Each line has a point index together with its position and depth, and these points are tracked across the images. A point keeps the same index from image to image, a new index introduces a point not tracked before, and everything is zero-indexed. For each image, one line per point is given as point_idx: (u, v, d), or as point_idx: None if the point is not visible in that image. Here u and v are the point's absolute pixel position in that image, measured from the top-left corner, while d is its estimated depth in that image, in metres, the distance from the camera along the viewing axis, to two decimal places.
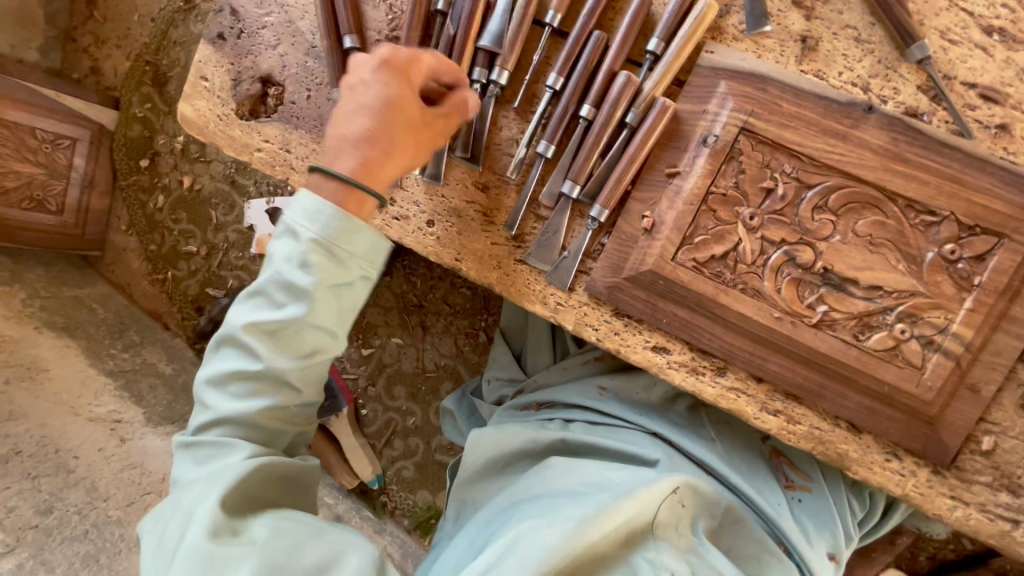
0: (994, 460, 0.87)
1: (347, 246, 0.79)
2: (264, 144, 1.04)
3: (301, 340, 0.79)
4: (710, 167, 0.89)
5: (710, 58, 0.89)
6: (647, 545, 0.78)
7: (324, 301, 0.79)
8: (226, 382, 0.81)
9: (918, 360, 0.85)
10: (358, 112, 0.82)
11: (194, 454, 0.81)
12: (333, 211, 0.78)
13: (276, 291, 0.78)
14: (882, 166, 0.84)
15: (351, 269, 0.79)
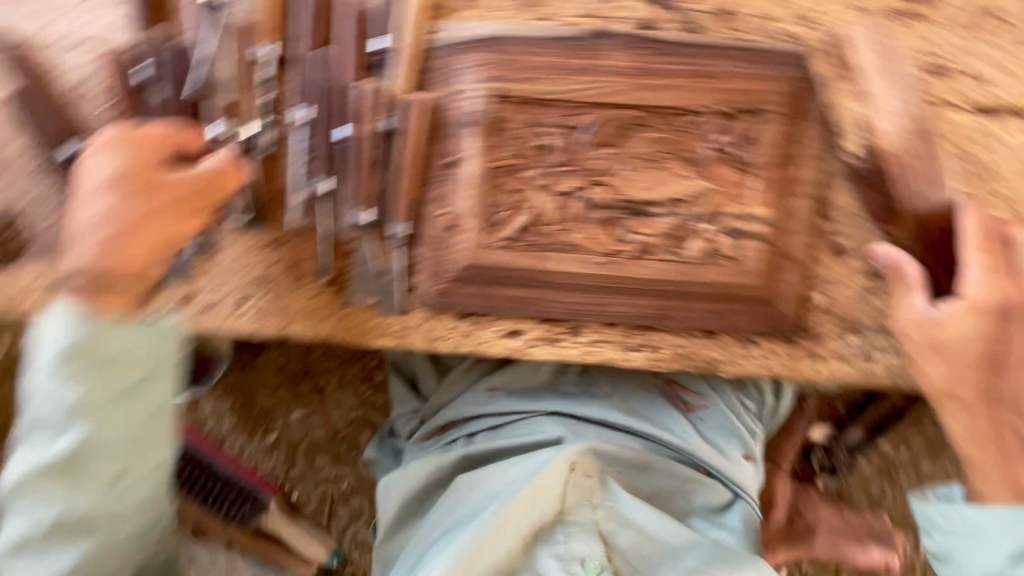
0: (834, 311, 0.92)
1: (108, 354, 0.70)
2: (29, 289, 0.91)
3: (96, 469, 0.71)
4: (483, 144, 0.85)
5: (440, 37, 0.83)
6: (553, 539, 0.90)
7: (109, 416, 0.71)
8: (24, 545, 0.71)
9: (734, 252, 0.87)
10: (97, 208, 0.75)
11: None
12: (72, 330, 0.69)
13: (49, 421, 0.70)
14: (633, 86, 0.82)
15: (125, 375, 0.71)
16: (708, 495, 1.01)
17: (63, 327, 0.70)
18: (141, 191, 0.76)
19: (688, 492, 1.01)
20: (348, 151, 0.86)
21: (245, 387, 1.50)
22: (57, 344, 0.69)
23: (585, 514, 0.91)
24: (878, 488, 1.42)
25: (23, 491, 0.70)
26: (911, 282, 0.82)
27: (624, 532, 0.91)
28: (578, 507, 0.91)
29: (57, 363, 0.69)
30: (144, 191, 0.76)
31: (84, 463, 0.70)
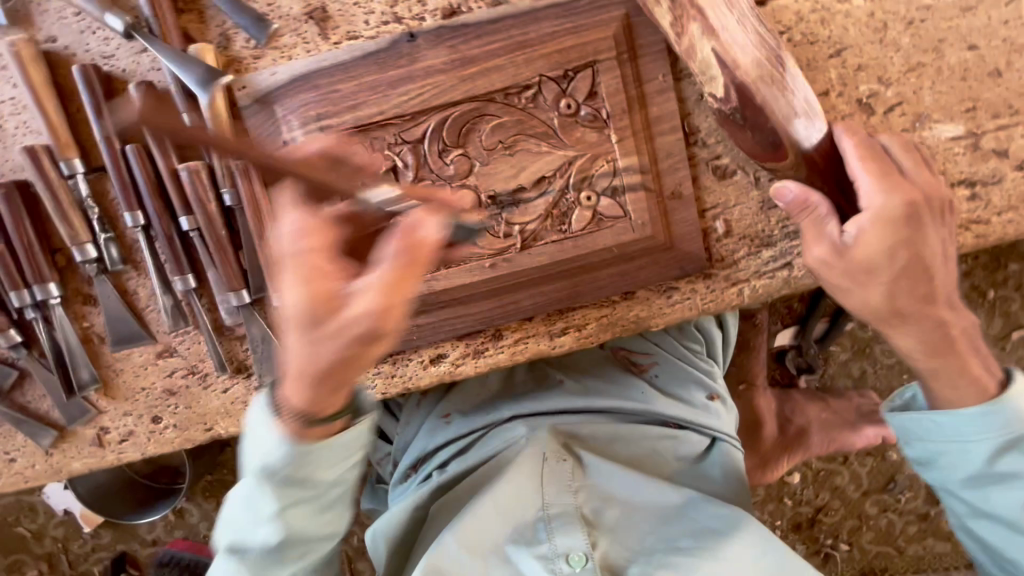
0: (737, 233, 0.90)
1: (311, 468, 0.65)
2: None
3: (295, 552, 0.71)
4: (328, 188, 0.80)
5: (247, 95, 0.80)
6: (535, 539, 0.85)
7: (301, 521, 0.68)
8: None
9: (618, 211, 0.84)
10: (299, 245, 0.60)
11: None
12: (281, 444, 0.63)
13: (250, 524, 0.68)
14: (460, 79, 0.78)
15: (322, 481, 0.66)
16: (684, 447, 0.99)
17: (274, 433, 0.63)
18: (315, 305, 0.56)
19: (664, 449, 0.98)
20: (198, 238, 0.82)
21: (225, 483, 1.41)
22: (274, 454, 0.63)
23: (563, 502, 0.87)
24: (858, 368, 1.42)
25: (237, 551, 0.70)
26: (822, 214, 0.78)
27: (609, 511, 0.88)
28: (555, 498, 0.88)
29: (280, 468, 0.64)
30: (326, 339, 0.56)
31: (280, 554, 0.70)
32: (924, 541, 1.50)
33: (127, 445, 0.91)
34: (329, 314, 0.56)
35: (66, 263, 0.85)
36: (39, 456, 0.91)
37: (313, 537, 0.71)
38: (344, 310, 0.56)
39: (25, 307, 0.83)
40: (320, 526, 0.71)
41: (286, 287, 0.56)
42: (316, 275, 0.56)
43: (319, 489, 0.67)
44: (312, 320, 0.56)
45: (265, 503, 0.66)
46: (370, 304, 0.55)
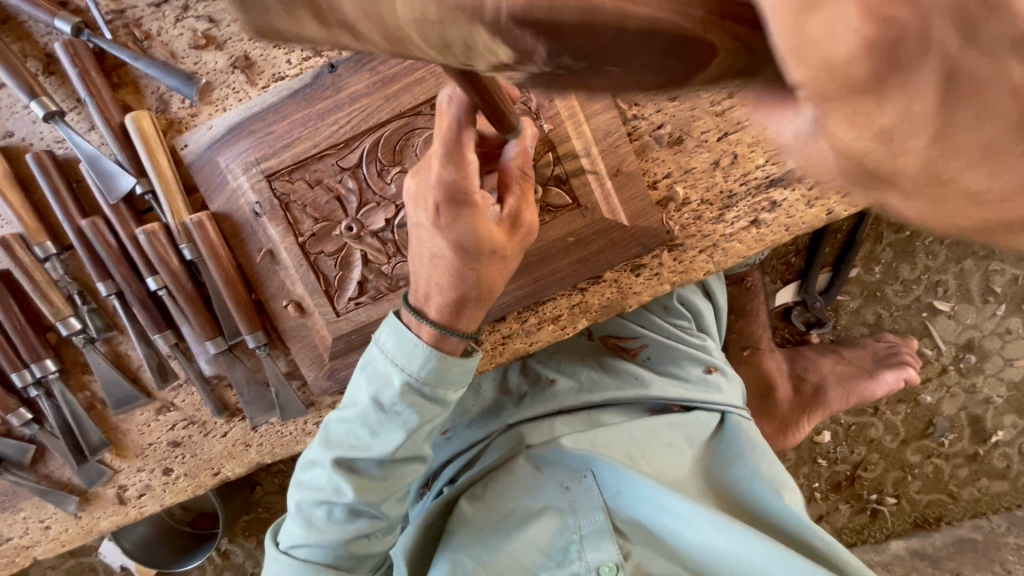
0: (696, 198, 0.86)
1: (441, 385, 0.73)
2: (6, 541, 0.98)
3: (392, 477, 0.78)
4: (281, 226, 0.83)
5: (189, 151, 0.84)
6: (567, 560, 0.87)
7: (418, 442, 0.77)
8: (309, 516, 0.78)
9: (564, 199, 0.83)
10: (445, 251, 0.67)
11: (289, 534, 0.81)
12: (426, 354, 0.71)
13: (365, 441, 0.76)
14: (383, 99, 0.80)
15: (444, 403, 0.75)
16: (694, 431, 0.98)
17: (419, 343, 0.71)
18: (482, 251, 0.68)
19: (674, 437, 0.96)
20: (169, 295, 0.86)
21: (261, 521, 1.46)
22: (419, 364, 0.72)
23: (595, 519, 0.89)
24: (872, 314, 1.36)
25: (333, 473, 0.76)
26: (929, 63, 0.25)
27: (632, 529, 0.89)
28: (586, 517, 0.89)
29: (425, 377, 0.72)
30: (499, 258, 0.70)
31: (386, 471, 0.78)
32: (978, 483, 1.41)
33: (145, 499, 0.96)
34: (479, 270, 0.69)
35: (60, 340, 0.92)
36: (70, 520, 0.97)
37: (411, 461, 0.79)
38: (506, 232, 0.69)
39: (28, 386, 0.89)
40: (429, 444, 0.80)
41: (464, 224, 0.65)
42: (479, 213, 0.66)
43: (435, 413, 0.75)
44: (489, 252, 0.68)
45: (401, 416, 0.73)
46: (530, 218, 0.71)
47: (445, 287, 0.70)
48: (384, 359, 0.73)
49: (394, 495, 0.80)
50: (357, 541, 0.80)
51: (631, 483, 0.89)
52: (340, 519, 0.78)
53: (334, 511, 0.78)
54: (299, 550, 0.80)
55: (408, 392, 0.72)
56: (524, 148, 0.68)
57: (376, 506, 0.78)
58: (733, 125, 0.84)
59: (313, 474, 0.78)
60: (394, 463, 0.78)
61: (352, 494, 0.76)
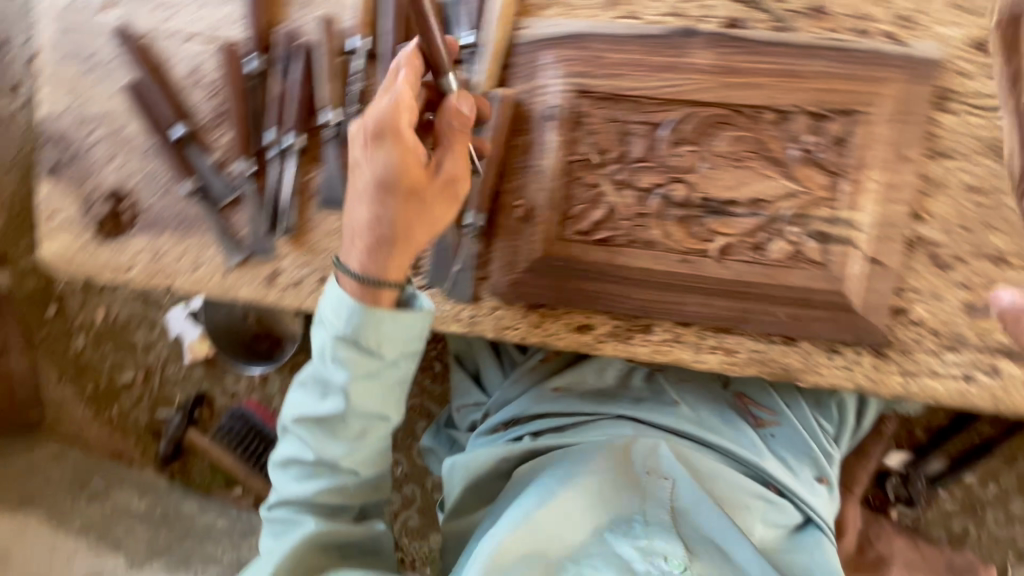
0: (928, 326, 0.86)
1: (377, 337, 0.78)
2: (139, 259, 1.04)
3: (349, 427, 0.83)
4: (562, 139, 0.87)
5: (526, 34, 0.88)
6: (632, 533, 0.87)
7: (366, 393, 0.81)
8: (291, 464, 0.88)
9: (819, 256, 0.84)
10: (359, 200, 0.78)
11: (286, 472, 0.89)
12: (354, 307, 0.78)
13: (319, 399, 0.84)
14: (721, 83, 0.83)
15: (385, 357, 0.80)
16: (776, 513, 0.96)
17: (348, 299, 0.79)
18: (403, 175, 0.75)
19: (756, 512, 0.95)
20: (430, 140, 0.91)
21: None
22: (346, 320, 0.78)
23: (661, 515, 0.90)
24: (960, 524, 1.31)
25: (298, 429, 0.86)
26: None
27: (697, 541, 0.89)
28: (654, 509, 0.90)
29: (349, 334, 0.79)
30: (420, 201, 0.77)
31: (350, 418, 0.82)
32: None
33: (289, 292, 1.01)
34: (399, 207, 0.77)
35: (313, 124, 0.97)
36: (219, 272, 1.02)
37: (369, 418, 0.83)
38: (428, 168, 0.78)
39: (275, 146, 0.97)
40: (376, 403, 0.82)
41: (387, 153, 0.75)
42: (400, 138, 0.75)
43: (382, 363, 0.80)
44: (409, 190, 0.76)
45: (337, 369, 0.80)
46: (453, 172, 0.79)
47: (376, 220, 0.77)
48: (320, 324, 0.82)
49: (349, 449, 0.84)
50: (326, 493, 0.86)
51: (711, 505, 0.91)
52: (310, 475, 0.87)
53: (305, 466, 0.87)
54: (281, 507, 0.89)
55: (335, 349, 0.79)
56: (458, 104, 0.80)
57: (332, 460, 0.85)
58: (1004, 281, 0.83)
59: (285, 439, 0.89)
60: (343, 420, 0.83)
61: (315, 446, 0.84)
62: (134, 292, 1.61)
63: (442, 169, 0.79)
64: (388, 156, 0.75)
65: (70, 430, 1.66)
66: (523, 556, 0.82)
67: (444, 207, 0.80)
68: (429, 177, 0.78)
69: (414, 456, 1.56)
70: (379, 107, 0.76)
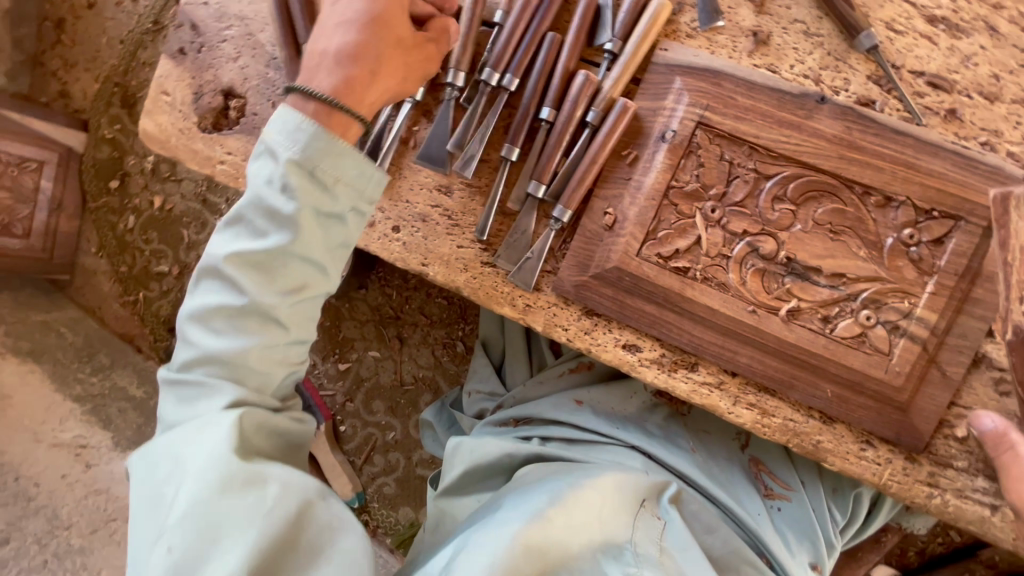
0: (970, 446, 0.86)
1: (332, 171, 0.74)
2: (227, 157, 1.06)
3: (287, 270, 0.74)
4: (669, 161, 0.89)
5: (665, 56, 0.90)
6: (622, 558, 0.81)
7: (312, 231, 0.74)
8: (208, 318, 0.74)
9: (885, 346, 0.85)
10: (343, 29, 0.81)
11: (202, 331, 0.75)
12: (312, 133, 0.73)
13: (255, 235, 0.74)
14: (837, 154, 0.85)
15: (334, 196, 0.75)
16: None
17: (304, 122, 0.74)
18: (379, 20, 0.81)
19: None
20: (544, 129, 0.93)
21: (338, 313, 1.58)
22: (300, 145, 0.73)
23: (649, 549, 0.83)
24: None
25: (225, 272, 0.73)
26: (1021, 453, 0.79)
27: None
28: (643, 541, 0.84)
29: (301, 157, 0.73)
30: (404, 53, 0.83)
31: (287, 264, 0.74)
32: None
33: (360, 231, 1.01)
34: (390, 51, 0.81)
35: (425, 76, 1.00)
36: None
37: (307, 265, 0.75)
38: (411, 34, 0.84)
39: None
40: (322, 245, 0.76)
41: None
42: None
43: (328, 202, 0.75)
44: (394, 40, 0.82)
45: (282, 197, 0.73)
46: (428, 57, 0.87)
47: (360, 52, 0.80)
48: (264, 151, 0.74)
49: (289, 294, 0.75)
50: (259, 353, 0.74)
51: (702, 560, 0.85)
52: (232, 326, 0.74)
53: (225, 318, 0.74)
54: (193, 375, 0.75)
55: (286, 174, 0.72)
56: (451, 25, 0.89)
57: (267, 311, 0.74)
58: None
59: (205, 288, 0.76)
60: (281, 261, 0.73)
61: (246, 288, 0.73)
62: (197, 190, 1.64)
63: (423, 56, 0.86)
64: None
65: (93, 301, 1.69)
66: (531, 550, 0.76)
67: (415, 70, 0.85)
68: (427, 58, 0.87)
69: (409, 427, 1.56)
70: None
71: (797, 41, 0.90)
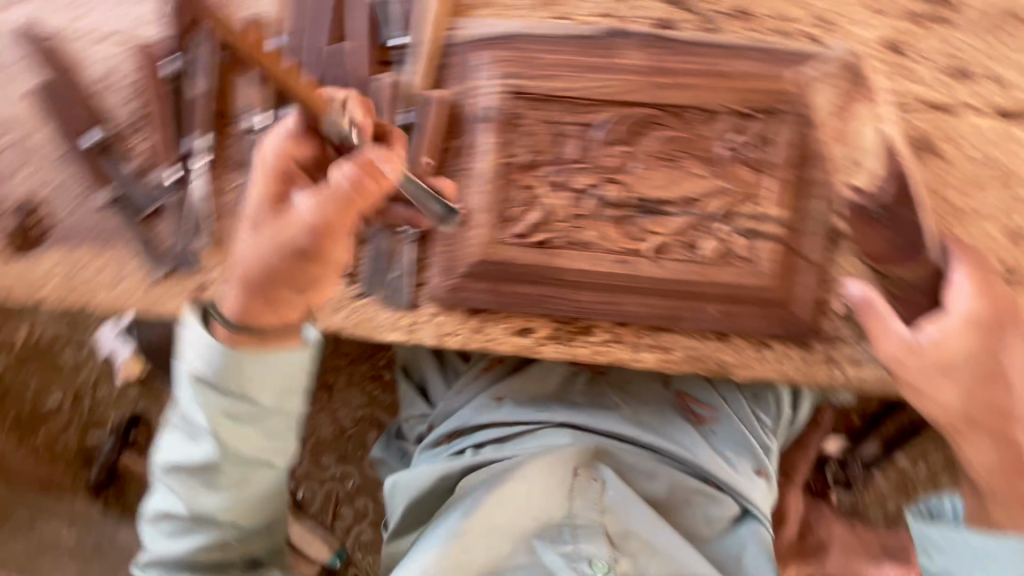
0: (852, 317, 0.89)
1: (251, 376, 0.75)
2: (49, 275, 0.97)
3: (226, 475, 0.79)
4: (496, 141, 0.86)
5: (459, 34, 0.86)
6: (559, 539, 0.89)
7: (240, 438, 0.78)
8: (162, 521, 0.82)
9: (747, 253, 0.87)
10: (263, 211, 0.75)
11: (160, 529, 0.82)
12: (218, 350, 0.74)
13: (191, 446, 0.78)
14: (650, 84, 0.84)
15: (259, 400, 0.77)
16: (714, 510, 0.99)
17: (216, 331, 0.75)
18: (281, 233, 0.72)
19: (697, 507, 0.99)
20: None
21: None
22: (204, 355, 0.74)
23: (590, 516, 0.90)
24: (894, 504, 1.37)
25: (167, 480, 0.80)
26: (884, 314, 0.83)
27: (623, 536, 0.90)
28: (583, 510, 0.91)
29: (210, 369, 0.75)
30: (310, 262, 0.73)
31: (234, 464, 0.79)
32: None
33: None
34: (286, 222, 0.73)
35: (225, 128, 0.93)
36: (140, 285, 0.97)
37: (253, 463, 0.80)
38: (338, 183, 0.67)
39: (195, 152, 0.92)
40: (262, 444, 0.79)
41: (268, 215, 0.74)
42: (292, 169, 0.75)
43: (254, 404, 0.77)
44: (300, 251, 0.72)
45: (197, 416, 0.77)
46: (351, 185, 0.67)
47: (260, 257, 0.73)
48: (181, 353, 0.76)
49: (237, 492, 0.80)
50: (207, 550, 0.82)
51: (637, 506, 0.93)
52: (188, 525, 0.81)
53: (173, 524, 0.82)
54: (151, 572, 0.83)
55: (195, 386, 0.76)
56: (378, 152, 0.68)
57: (214, 515, 0.80)
58: (916, 278, 0.85)
59: (160, 490, 0.82)
60: (218, 470, 0.78)
61: (183, 502, 0.79)
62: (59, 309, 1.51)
63: (336, 224, 0.70)
64: (279, 210, 0.74)
65: None
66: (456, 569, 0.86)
67: (349, 225, 0.71)
68: (359, 207, 0.69)
69: (365, 468, 1.51)
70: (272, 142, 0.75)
71: None
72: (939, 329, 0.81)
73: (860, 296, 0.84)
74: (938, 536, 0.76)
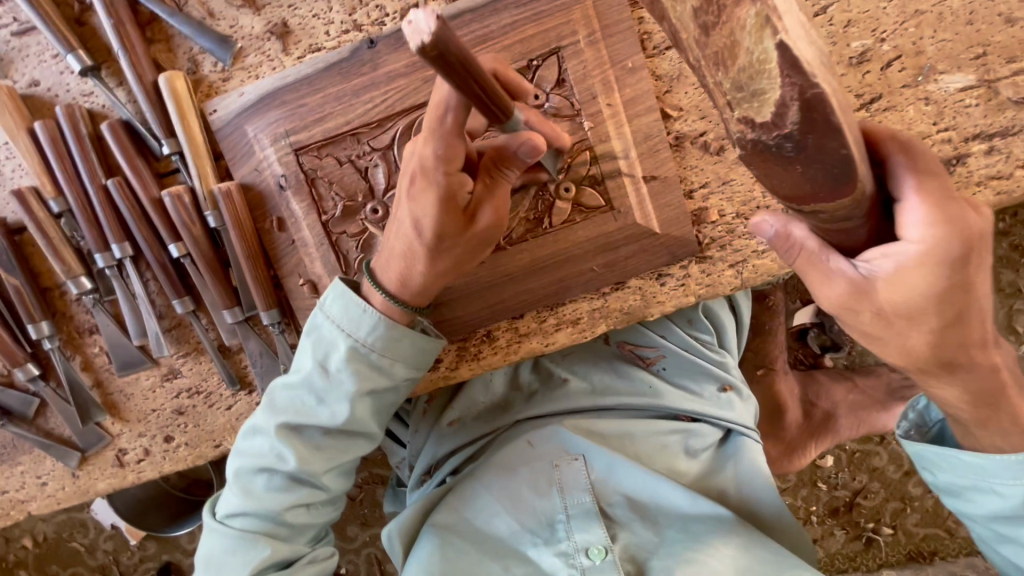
0: (729, 213, 0.85)
1: (386, 357, 0.75)
2: None
3: (335, 447, 0.78)
4: (305, 203, 0.81)
5: (218, 117, 0.81)
6: (555, 537, 0.88)
7: (362, 410, 0.77)
8: (249, 488, 0.78)
9: (598, 200, 0.82)
10: (418, 195, 0.64)
11: (243, 488, 0.78)
12: (375, 321, 0.74)
13: (309, 408, 0.76)
14: (422, 80, 0.77)
15: (389, 374, 0.76)
16: (694, 442, 0.97)
17: (367, 309, 0.73)
18: (452, 225, 0.66)
19: (675, 444, 0.97)
20: (189, 263, 0.84)
21: None
22: (367, 330, 0.74)
23: (582, 501, 0.90)
24: None
25: (280, 438, 0.76)
26: (814, 250, 0.59)
27: (616, 509, 0.90)
28: (572, 496, 0.90)
29: (372, 344, 0.74)
30: (451, 246, 0.69)
31: (329, 441, 0.78)
32: None
33: (144, 464, 0.95)
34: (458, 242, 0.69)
35: (59, 302, 0.91)
36: (67, 478, 0.96)
37: (354, 435, 0.79)
38: (493, 166, 0.67)
39: (42, 339, 0.88)
40: (375, 422, 0.79)
41: (426, 205, 0.64)
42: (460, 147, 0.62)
43: (378, 382, 0.76)
44: (441, 237, 0.67)
45: (342, 383, 0.74)
46: (494, 219, 0.70)
47: (439, 259, 0.70)
48: (330, 325, 0.75)
49: (337, 469, 0.80)
50: (295, 512, 0.79)
51: (626, 469, 0.91)
52: (279, 487, 0.78)
53: (274, 480, 0.78)
54: (237, 520, 0.79)
55: (352, 360, 0.74)
56: (520, 148, 0.64)
57: (316, 478, 0.78)
58: (845, 213, 0.52)
59: (255, 442, 0.78)
60: (338, 435, 0.78)
61: (295, 464, 0.76)
62: None
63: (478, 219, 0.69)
64: (452, 192, 0.63)
65: None
66: None
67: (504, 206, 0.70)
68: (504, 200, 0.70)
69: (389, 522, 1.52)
70: (447, 113, 0.58)
71: (311, 7, 0.81)
72: (885, 261, 0.56)
73: (779, 234, 0.61)
74: (935, 453, 0.74)
